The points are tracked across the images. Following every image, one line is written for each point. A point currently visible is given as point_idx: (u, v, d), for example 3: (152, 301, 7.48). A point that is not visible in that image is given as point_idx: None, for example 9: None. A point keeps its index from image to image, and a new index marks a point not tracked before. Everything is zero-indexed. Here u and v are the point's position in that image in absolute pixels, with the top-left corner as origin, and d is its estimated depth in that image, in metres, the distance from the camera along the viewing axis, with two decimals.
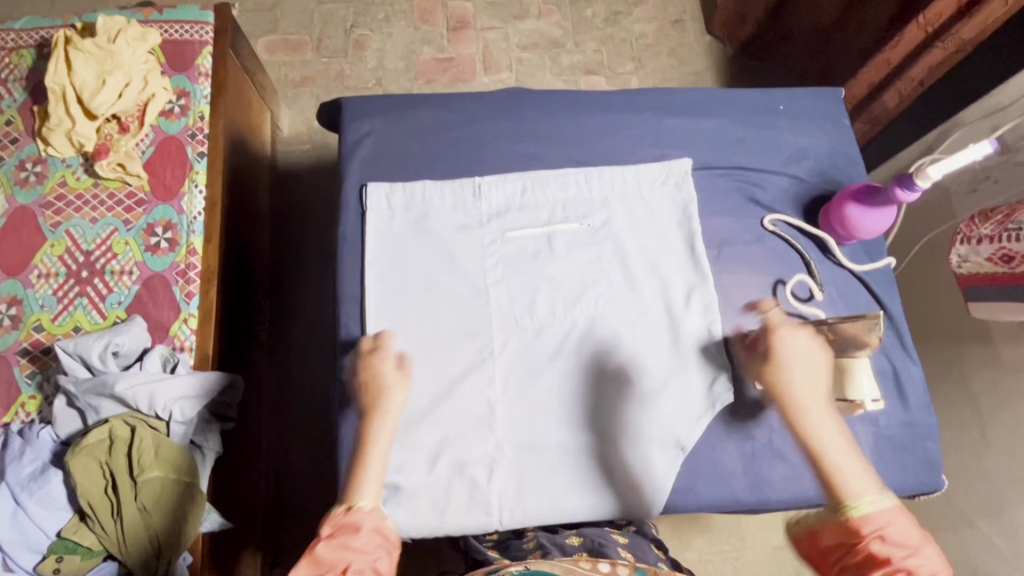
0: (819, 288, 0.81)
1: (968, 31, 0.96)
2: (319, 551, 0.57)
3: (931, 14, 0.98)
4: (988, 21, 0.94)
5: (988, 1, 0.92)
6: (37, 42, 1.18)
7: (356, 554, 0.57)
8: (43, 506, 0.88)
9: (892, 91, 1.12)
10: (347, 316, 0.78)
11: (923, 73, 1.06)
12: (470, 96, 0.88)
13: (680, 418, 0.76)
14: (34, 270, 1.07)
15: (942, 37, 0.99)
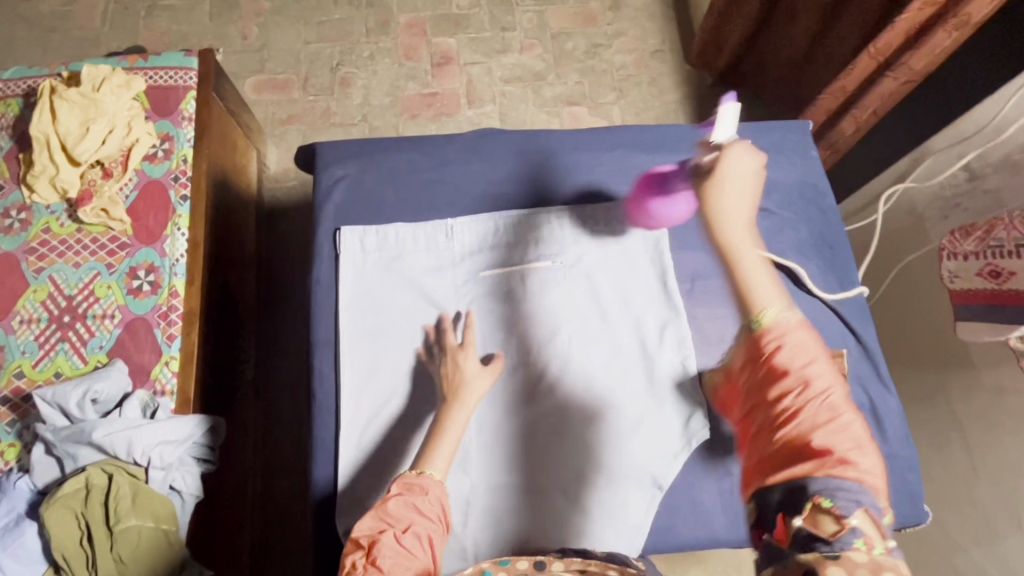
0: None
1: (917, 61, 0.99)
2: (389, 505, 0.57)
3: (881, 45, 1.00)
4: (934, 54, 0.97)
5: (933, 33, 0.94)
6: (25, 91, 1.20)
7: (421, 516, 0.57)
8: (16, 560, 0.87)
9: (849, 118, 1.14)
10: (321, 360, 0.79)
11: (876, 103, 1.09)
12: (444, 138, 0.89)
13: (657, 455, 0.75)
14: (16, 316, 1.07)
15: (893, 67, 1.02)
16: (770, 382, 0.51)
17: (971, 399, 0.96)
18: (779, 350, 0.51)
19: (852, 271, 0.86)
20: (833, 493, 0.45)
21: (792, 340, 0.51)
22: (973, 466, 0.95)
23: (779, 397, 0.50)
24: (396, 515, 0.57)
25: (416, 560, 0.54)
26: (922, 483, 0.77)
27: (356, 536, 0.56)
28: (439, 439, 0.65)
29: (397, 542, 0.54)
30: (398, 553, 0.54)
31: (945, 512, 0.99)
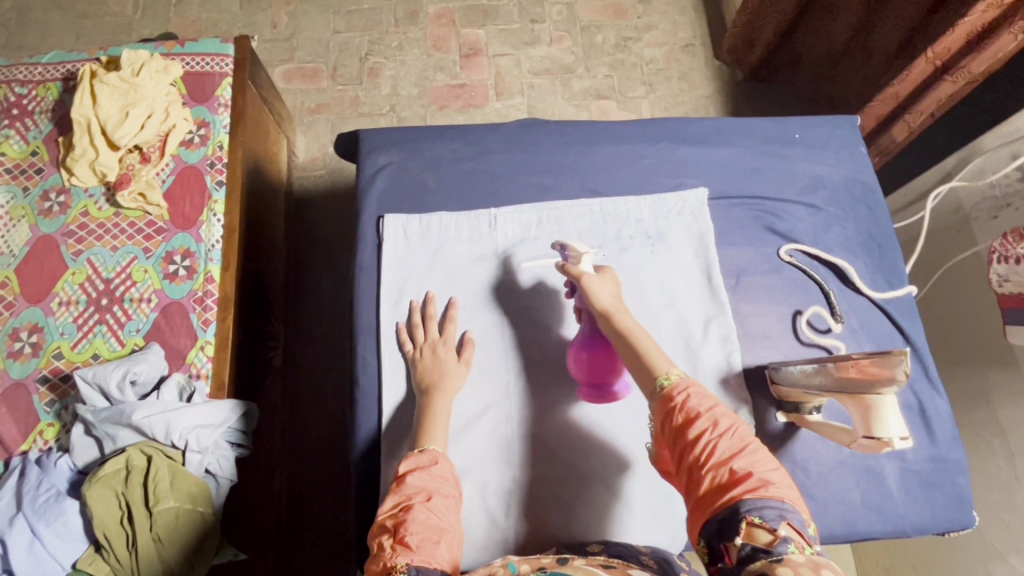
0: (837, 320, 0.80)
1: (977, 65, 0.96)
2: (407, 482, 0.61)
3: (939, 49, 0.97)
4: (997, 56, 0.94)
5: (997, 38, 0.91)
6: (64, 75, 1.21)
7: (439, 481, 0.62)
8: (58, 536, 0.88)
9: (902, 122, 1.12)
10: (363, 348, 0.78)
11: (934, 105, 1.06)
12: (486, 128, 0.89)
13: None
14: (55, 298, 1.08)
15: (952, 71, 0.98)
16: (681, 425, 0.59)
17: (1015, 403, 0.94)
18: (688, 401, 0.60)
19: (901, 270, 0.85)
20: (761, 509, 0.51)
21: (696, 394, 0.61)
22: (1015, 473, 0.93)
23: (694, 435, 0.58)
24: (414, 488, 0.60)
25: (440, 525, 0.58)
26: (971, 488, 0.76)
27: (381, 520, 0.59)
28: (431, 424, 0.68)
29: (422, 512, 0.58)
30: (423, 523, 0.57)
31: (985, 519, 0.96)
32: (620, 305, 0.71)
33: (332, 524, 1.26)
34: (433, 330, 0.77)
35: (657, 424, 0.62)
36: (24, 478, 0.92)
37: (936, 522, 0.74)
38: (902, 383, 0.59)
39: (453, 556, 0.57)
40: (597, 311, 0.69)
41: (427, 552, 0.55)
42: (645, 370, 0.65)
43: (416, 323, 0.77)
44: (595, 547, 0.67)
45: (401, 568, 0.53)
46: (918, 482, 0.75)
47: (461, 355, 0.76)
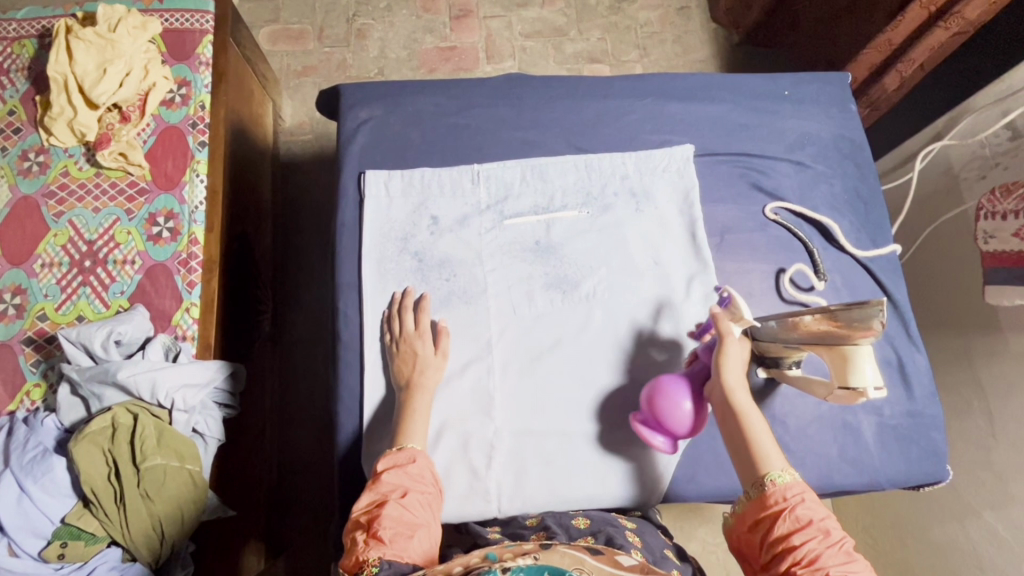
0: (820, 278, 0.80)
1: (972, 9, 0.93)
2: (382, 480, 0.62)
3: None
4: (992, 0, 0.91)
5: None
6: (39, 31, 1.18)
7: (414, 482, 0.62)
8: (47, 492, 0.89)
9: (894, 73, 1.08)
10: (346, 305, 0.78)
11: (924, 56, 1.03)
12: (470, 83, 0.87)
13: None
14: (38, 260, 1.07)
15: (947, 17, 0.95)
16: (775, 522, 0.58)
17: (995, 363, 0.95)
18: (795, 506, 0.58)
19: (886, 228, 0.85)
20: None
21: (808, 500, 0.58)
22: (993, 432, 0.94)
23: (797, 534, 0.56)
24: (390, 485, 0.61)
25: (413, 521, 0.59)
26: (947, 442, 0.77)
27: (355, 517, 0.60)
28: (410, 420, 0.68)
29: (396, 509, 0.59)
30: (396, 519, 0.58)
31: (962, 477, 0.98)
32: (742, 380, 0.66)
33: (324, 484, 1.28)
34: (408, 322, 0.75)
35: (749, 515, 0.60)
36: (12, 436, 0.93)
37: (911, 475, 0.76)
38: (878, 334, 0.59)
39: (427, 548, 0.59)
40: (719, 382, 0.65)
41: (400, 545, 0.56)
42: (752, 456, 0.62)
43: (395, 313, 0.76)
44: (579, 519, 0.70)
45: (373, 562, 0.54)
46: (895, 436, 0.77)
47: (438, 346, 0.74)
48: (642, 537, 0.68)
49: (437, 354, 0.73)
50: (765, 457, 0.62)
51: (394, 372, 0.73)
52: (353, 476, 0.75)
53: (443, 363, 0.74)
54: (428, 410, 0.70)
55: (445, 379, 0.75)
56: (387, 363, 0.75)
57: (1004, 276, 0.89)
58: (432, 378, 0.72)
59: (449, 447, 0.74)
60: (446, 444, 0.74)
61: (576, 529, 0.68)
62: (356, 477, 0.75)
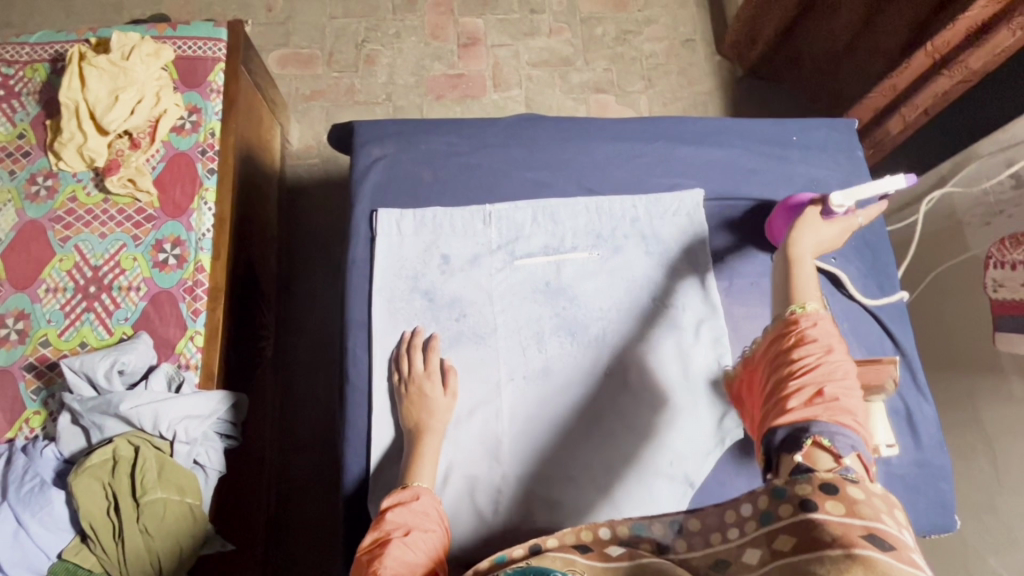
0: None
1: (975, 60, 0.97)
2: (386, 518, 0.61)
3: (939, 42, 0.99)
4: (995, 53, 0.95)
5: (995, 32, 0.92)
6: (52, 56, 1.19)
7: (418, 518, 0.61)
8: (44, 527, 0.87)
9: (898, 116, 1.13)
10: (354, 343, 0.78)
11: (930, 100, 1.07)
12: (483, 122, 0.87)
13: (685, 452, 0.75)
14: (42, 285, 1.06)
15: (950, 65, 1.00)
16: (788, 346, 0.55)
17: (1000, 407, 0.95)
18: (809, 330, 0.55)
19: (894, 275, 0.85)
20: (834, 435, 0.49)
21: (823, 328, 0.56)
22: (998, 477, 0.94)
23: (801, 358, 0.54)
24: (394, 524, 0.60)
25: (414, 561, 0.56)
26: (955, 493, 0.77)
27: (358, 558, 0.58)
28: (420, 458, 0.68)
29: (398, 548, 0.57)
30: (397, 559, 0.55)
31: (967, 521, 0.98)
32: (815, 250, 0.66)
33: (322, 515, 1.27)
34: (418, 362, 0.75)
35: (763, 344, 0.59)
36: (10, 466, 0.92)
37: (919, 525, 0.75)
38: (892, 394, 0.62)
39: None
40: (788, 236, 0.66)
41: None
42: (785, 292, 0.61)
43: (403, 352, 0.76)
44: None
45: None
46: (903, 486, 0.76)
47: (446, 386, 0.74)
48: None
49: (446, 392, 0.74)
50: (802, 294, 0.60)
51: (402, 414, 0.73)
52: (358, 518, 0.73)
53: (451, 405, 0.74)
54: (437, 454, 0.69)
55: (454, 419, 0.75)
56: (395, 406, 0.75)
57: (1016, 322, 0.90)
58: (441, 420, 0.72)
59: (456, 492, 0.73)
60: (453, 487, 0.73)
61: None
62: (360, 520, 0.73)
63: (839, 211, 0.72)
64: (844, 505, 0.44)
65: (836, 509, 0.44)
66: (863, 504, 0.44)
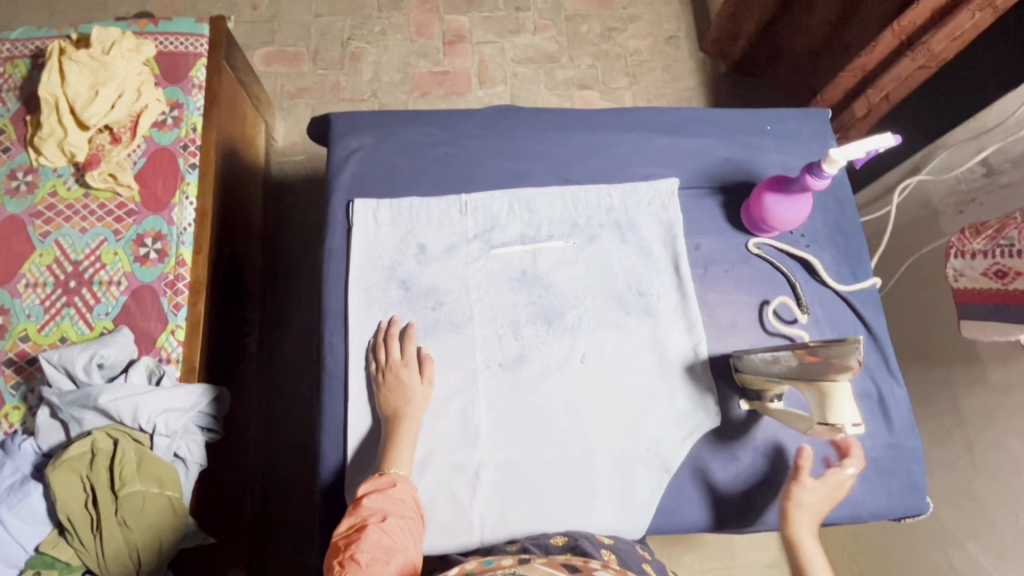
0: (803, 311, 0.81)
1: (937, 43, 1.00)
2: (364, 504, 0.64)
3: (904, 23, 1.01)
4: (955, 36, 0.98)
5: (957, 14, 0.95)
6: (32, 52, 1.18)
7: (396, 504, 0.65)
8: (22, 520, 0.87)
9: (863, 99, 1.16)
10: (332, 333, 0.78)
11: (892, 84, 1.10)
12: (460, 113, 0.88)
13: (659, 437, 0.76)
14: (22, 280, 1.06)
15: (913, 48, 1.02)
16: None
17: (975, 393, 0.96)
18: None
19: (866, 262, 0.86)
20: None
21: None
22: (974, 462, 0.95)
23: None
24: (370, 510, 0.63)
25: (391, 546, 0.61)
26: (927, 475, 0.78)
27: (336, 541, 0.62)
28: (396, 445, 0.70)
29: (375, 533, 0.61)
30: (375, 543, 0.60)
31: (944, 507, 0.99)
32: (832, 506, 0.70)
33: (307, 511, 1.26)
34: (394, 351, 0.75)
35: None
36: None
37: (893, 508, 0.76)
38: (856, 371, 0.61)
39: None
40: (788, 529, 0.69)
41: (376, 570, 0.58)
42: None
43: (380, 342, 0.76)
44: (556, 539, 0.70)
45: None
46: (876, 469, 0.77)
47: (423, 373, 0.75)
48: (618, 553, 0.68)
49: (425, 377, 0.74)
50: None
51: (380, 400, 0.74)
52: (335, 507, 0.74)
53: (429, 393, 0.74)
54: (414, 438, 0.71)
55: (432, 407, 0.75)
56: (372, 394, 0.76)
57: (978, 311, 0.87)
58: (418, 407, 0.73)
59: (433, 478, 0.73)
60: (431, 474, 0.73)
61: (553, 547, 0.68)
62: (338, 508, 0.74)
63: (829, 172, 0.74)
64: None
65: None
66: None
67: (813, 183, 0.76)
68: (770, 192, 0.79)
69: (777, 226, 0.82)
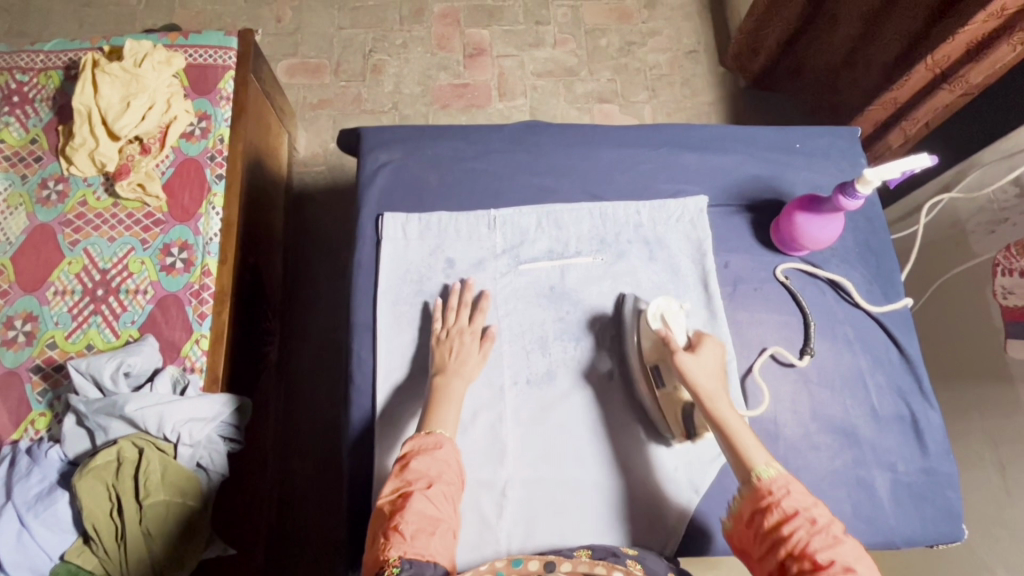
0: (803, 356, 0.79)
1: (975, 74, 0.98)
2: (410, 466, 0.63)
3: (939, 57, 0.99)
4: (995, 67, 0.96)
5: (995, 49, 0.93)
6: (65, 63, 1.21)
7: (443, 465, 0.64)
8: (47, 528, 0.88)
9: (899, 130, 1.14)
10: (359, 346, 0.78)
11: (931, 112, 1.08)
12: (488, 128, 0.88)
13: (683, 445, 0.76)
14: (51, 287, 1.07)
15: (951, 80, 1.01)
16: (773, 521, 0.61)
17: (1008, 415, 0.94)
18: (784, 499, 0.61)
19: (898, 282, 0.85)
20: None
21: (795, 491, 0.62)
22: (1007, 487, 0.93)
23: (785, 529, 0.59)
24: (417, 473, 0.63)
25: (436, 516, 0.61)
26: (962, 501, 0.76)
27: (381, 505, 0.62)
28: (445, 405, 0.69)
29: (420, 501, 0.61)
30: (420, 513, 0.60)
31: (974, 532, 0.96)
32: (718, 386, 0.70)
33: (324, 521, 1.26)
34: (464, 317, 0.76)
35: (744, 512, 0.64)
36: (15, 467, 0.92)
37: (927, 534, 0.75)
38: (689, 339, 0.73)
39: (448, 546, 0.60)
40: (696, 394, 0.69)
41: (421, 542, 0.59)
42: (740, 457, 0.66)
43: (451, 306, 0.77)
44: (581, 551, 0.68)
45: (395, 562, 0.57)
46: (910, 493, 0.76)
47: (482, 345, 0.75)
48: (644, 563, 0.67)
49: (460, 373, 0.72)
50: (755, 458, 0.66)
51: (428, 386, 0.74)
52: (360, 522, 0.73)
53: (485, 361, 0.75)
54: (461, 398, 0.71)
55: (464, 423, 0.75)
56: (399, 411, 0.75)
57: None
58: (474, 372, 0.73)
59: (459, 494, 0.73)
60: None
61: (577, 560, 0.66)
62: (362, 521, 0.73)
63: (863, 192, 0.73)
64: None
65: None
66: None
67: (846, 202, 0.75)
68: (802, 211, 0.79)
69: (809, 245, 0.81)
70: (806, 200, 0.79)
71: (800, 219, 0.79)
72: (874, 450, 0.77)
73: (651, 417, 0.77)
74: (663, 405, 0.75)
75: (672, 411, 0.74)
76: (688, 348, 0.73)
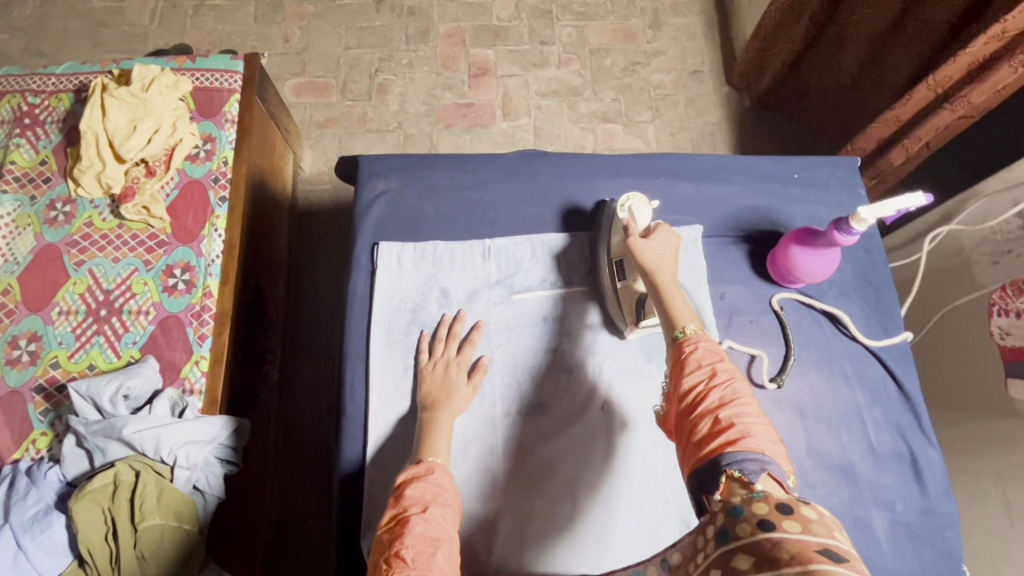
0: (773, 380, 0.79)
1: (978, 95, 0.97)
2: (405, 493, 0.60)
3: (941, 77, 0.99)
4: (997, 88, 0.95)
5: (997, 69, 0.92)
6: (76, 86, 1.23)
7: (439, 488, 0.61)
8: (43, 551, 0.89)
9: (900, 147, 1.13)
10: (352, 375, 0.78)
11: (933, 132, 1.06)
12: (485, 156, 0.89)
13: (649, 400, 0.78)
14: (55, 307, 1.09)
15: (952, 100, 1.00)
16: (681, 372, 0.59)
17: (1011, 450, 0.92)
18: (695, 352, 0.60)
19: (897, 316, 0.84)
20: (741, 464, 0.51)
21: (710, 350, 0.60)
22: (1012, 524, 0.90)
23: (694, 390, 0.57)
24: (413, 499, 0.59)
25: (437, 536, 0.57)
26: (962, 542, 0.74)
27: (379, 535, 0.58)
28: (432, 438, 0.68)
29: (420, 524, 0.57)
30: (420, 536, 0.56)
31: (979, 569, 0.93)
32: (666, 263, 0.70)
33: (321, 541, 1.26)
34: (452, 348, 0.77)
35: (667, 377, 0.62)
36: (14, 488, 0.94)
37: None
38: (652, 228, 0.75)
39: (452, 565, 0.56)
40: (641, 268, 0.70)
41: (423, 565, 0.54)
42: (667, 315, 0.64)
43: (440, 337, 0.78)
44: None
45: None
46: (908, 534, 0.74)
47: (472, 378, 0.76)
48: None
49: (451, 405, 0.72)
50: (682, 318, 0.64)
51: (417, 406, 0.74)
52: (348, 555, 0.73)
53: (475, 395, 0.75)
54: (450, 429, 0.69)
55: (456, 453, 0.75)
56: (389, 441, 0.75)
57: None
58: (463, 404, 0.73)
59: None
60: None
61: None
62: (354, 555, 0.73)
63: (858, 228, 0.73)
64: (798, 522, 0.44)
65: (793, 527, 0.44)
66: (815, 522, 0.44)
67: (841, 238, 0.75)
68: (797, 244, 0.78)
69: (804, 278, 0.81)
70: (800, 233, 0.79)
71: (795, 252, 0.79)
72: (871, 488, 0.76)
73: (610, 314, 0.81)
74: (622, 296, 0.78)
75: (628, 300, 0.78)
76: (642, 233, 0.73)
